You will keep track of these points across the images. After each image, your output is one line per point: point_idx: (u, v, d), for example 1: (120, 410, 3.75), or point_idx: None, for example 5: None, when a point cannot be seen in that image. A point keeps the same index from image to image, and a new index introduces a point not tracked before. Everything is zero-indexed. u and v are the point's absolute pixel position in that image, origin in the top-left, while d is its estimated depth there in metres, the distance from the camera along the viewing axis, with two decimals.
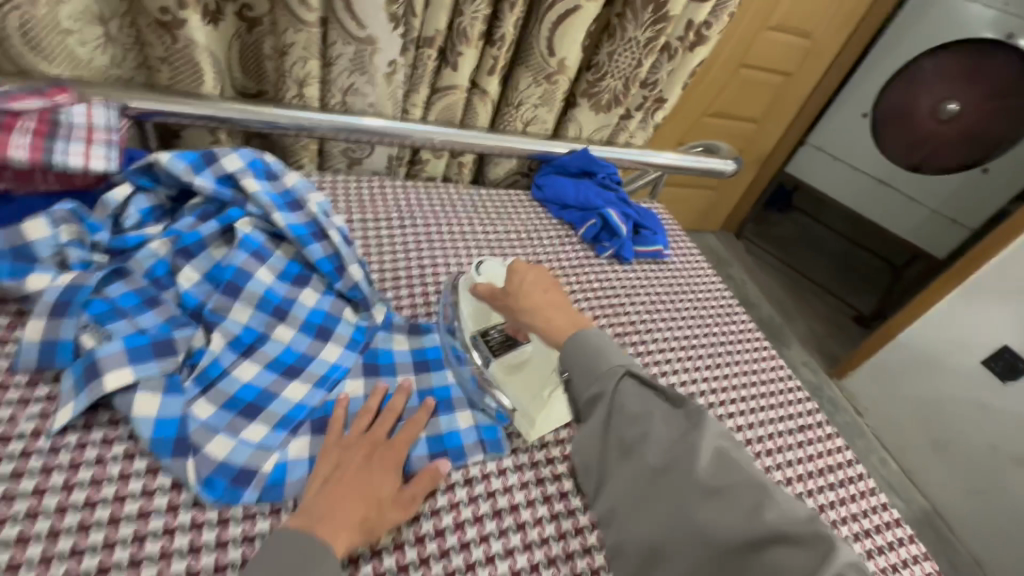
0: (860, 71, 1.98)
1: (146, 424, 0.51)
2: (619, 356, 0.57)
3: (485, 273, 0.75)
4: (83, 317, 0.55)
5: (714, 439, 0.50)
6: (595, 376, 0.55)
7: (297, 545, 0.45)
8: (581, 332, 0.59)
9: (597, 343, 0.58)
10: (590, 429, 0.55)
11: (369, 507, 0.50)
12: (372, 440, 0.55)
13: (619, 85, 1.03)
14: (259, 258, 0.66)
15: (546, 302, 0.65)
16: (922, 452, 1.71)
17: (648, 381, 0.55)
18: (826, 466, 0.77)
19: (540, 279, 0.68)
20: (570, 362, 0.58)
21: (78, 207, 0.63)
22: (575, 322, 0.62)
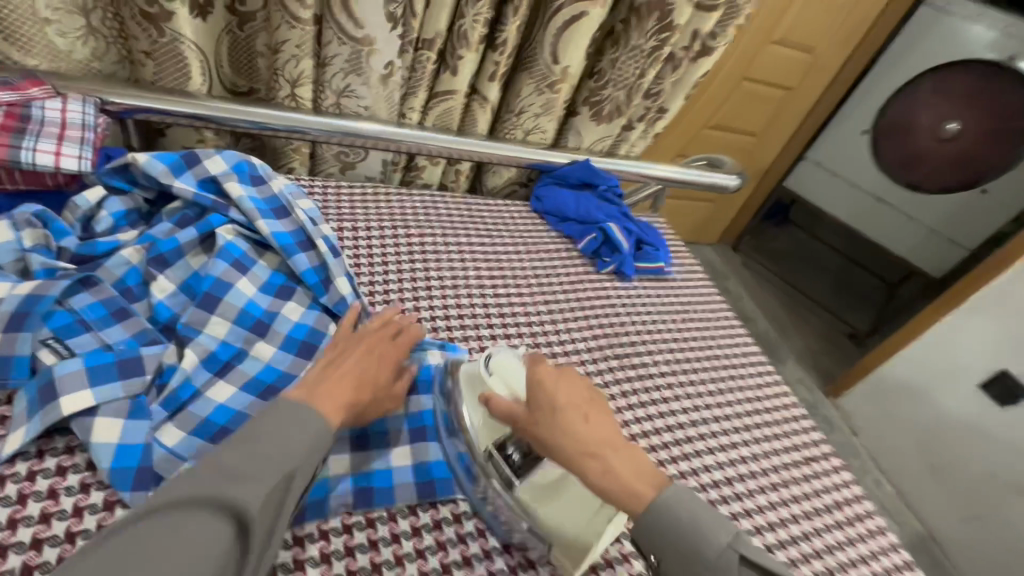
0: (859, 91, 1.97)
1: (106, 453, 0.47)
2: (724, 531, 0.47)
3: (496, 369, 0.59)
4: (43, 331, 0.51)
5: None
6: (704, 569, 0.45)
7: (299, 415, 0.46)
8: (661, 497, 0.48)
9: (689, 513, 0.47)
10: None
11: (365, 393, 0.52)
12: (376, 338, 0.58)
13: (621, 95, 1.00)
14: (240, 268, 0.62)
15: (604, 437, 0.52)
16: (918, 476, 1.69)
17: (768, 563, 0.45)
18: (832, 502, 0.74)
19: (575, 399, 0.54)
20: (659, 546, 0.47)
21: (46, 210, 0.59)
22: (638, 469, 0.50)
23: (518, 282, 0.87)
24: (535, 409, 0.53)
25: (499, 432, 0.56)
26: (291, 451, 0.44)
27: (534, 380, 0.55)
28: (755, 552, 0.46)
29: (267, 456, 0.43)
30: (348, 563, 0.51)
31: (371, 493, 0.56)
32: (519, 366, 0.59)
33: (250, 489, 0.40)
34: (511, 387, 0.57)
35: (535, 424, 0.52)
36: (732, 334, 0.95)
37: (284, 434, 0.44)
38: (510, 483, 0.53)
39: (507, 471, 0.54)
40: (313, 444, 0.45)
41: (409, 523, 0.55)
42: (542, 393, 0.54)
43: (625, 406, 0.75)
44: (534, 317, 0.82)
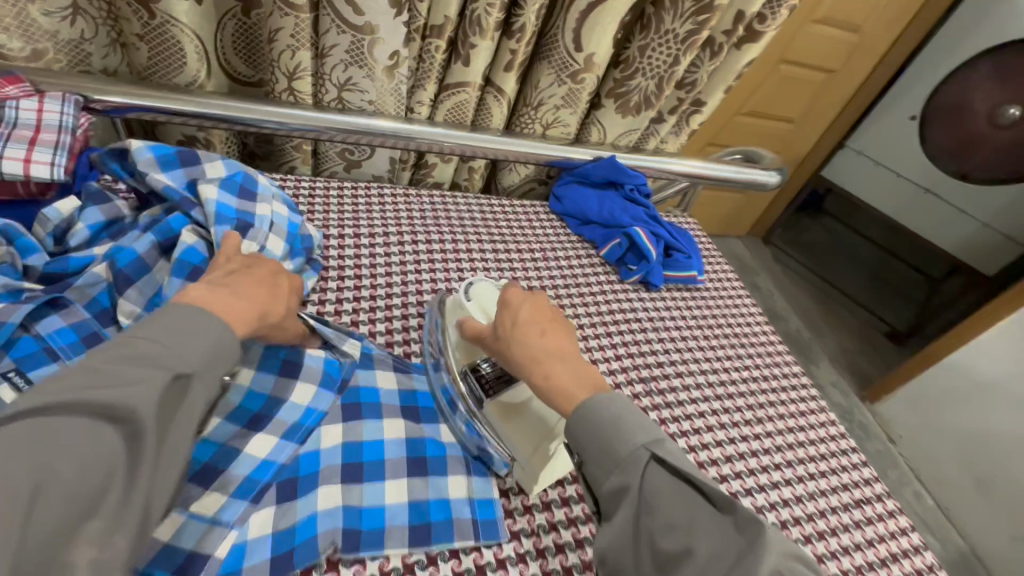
0: (909, 71, 1.81)
1: None
2: (646, 433, 0.42)
3: (475, 297, 0.63)
4: (4, 363, 0.47)
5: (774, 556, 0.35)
6: (615, 465, 0.41)
7: (200, 323, 0.41)
8: (589, 397, 0.45)
9: (616, 413, 0.44)
10: (612, 535, 0.40)
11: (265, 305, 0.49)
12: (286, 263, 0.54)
13: (652, 85, 0.90)
14: (199, 279, 0.56)
15: (564, 350, 0.51)
16: (963, 491, 1.57)
17: (686, 469, 0.40)
18: (888, 552, 0.65)
19: (538, 317, 0.54)
20: (579, 441, 0.44)
21: (11, 224, 0.53)
22: (580, 377, 0.48)
23: (534, 294, 0.80)
24: (497, 327, 0.54)
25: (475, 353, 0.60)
26: (189, 354, 0.39)
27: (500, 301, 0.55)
28: (675, 457, 0.41)
29: (163, 356, 0.38)
30: None
31: (359, 536, 0.49)
32: (495, 292, 0.63)
33: (137, 389, 0.35)
34: (485, 310, 0.62)
35: (497, 341, 0.54)
36: (771, 351, 0.85)
37: (182, 338, 0.39)
38: (479, 400, 0.57)
39: (479, 392, 0.57)
40: (217, 344, 0.41)
41: None
42: (505, 312, 0.54)
43: None
44: None
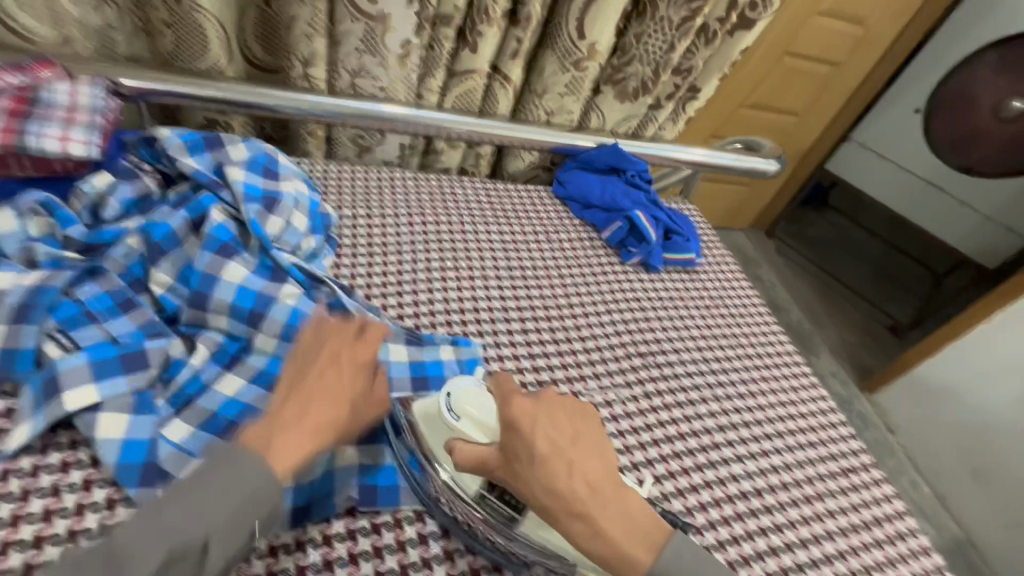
0: (916, 62, 1.84)
1: (111, 449, 0.46)
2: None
3: (463, 410, 0.49)
4: (48, 324, 0.50)
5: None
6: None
7: (232, 469, 0.38)
8: (660, 550, 0.44)
9: (691, 566, 0.44)
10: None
11: (342, 409, 0.44)
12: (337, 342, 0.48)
13: (649, 71, 0.93)
14: (225, 254, 0.58)
15: (598, 479, 0.45)
16: (958, 478, 1.59)
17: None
18: (871, 517, 0.69)
19: (559, 437, 0.46)
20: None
21: (51, 198, 0.57)
22: (627, 517, 0.44)
23: (538, 273, 0.83)
24: (510, 452, 0.45)
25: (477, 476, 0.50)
26: (214, 513, 0.37)
27: (506, 422, 0.46)
28: None
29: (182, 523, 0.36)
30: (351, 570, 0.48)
31: (375, 491, 0.52)
32: (485, 394, 0.51)
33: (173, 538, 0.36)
34: (482, 427, 0.49)
35: (513, 479, 0.45)
36: (765, 331, 0.89)
37: (208, 492, 0.37)
38: (512, 520, 0.49)
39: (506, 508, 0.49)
40: (255, 493, 0.38)
41: (416, 530, 0.52)
42: (517, 438, 0.45)
43: (648, 407, 0.70)
44: (554, 312, 0.78)
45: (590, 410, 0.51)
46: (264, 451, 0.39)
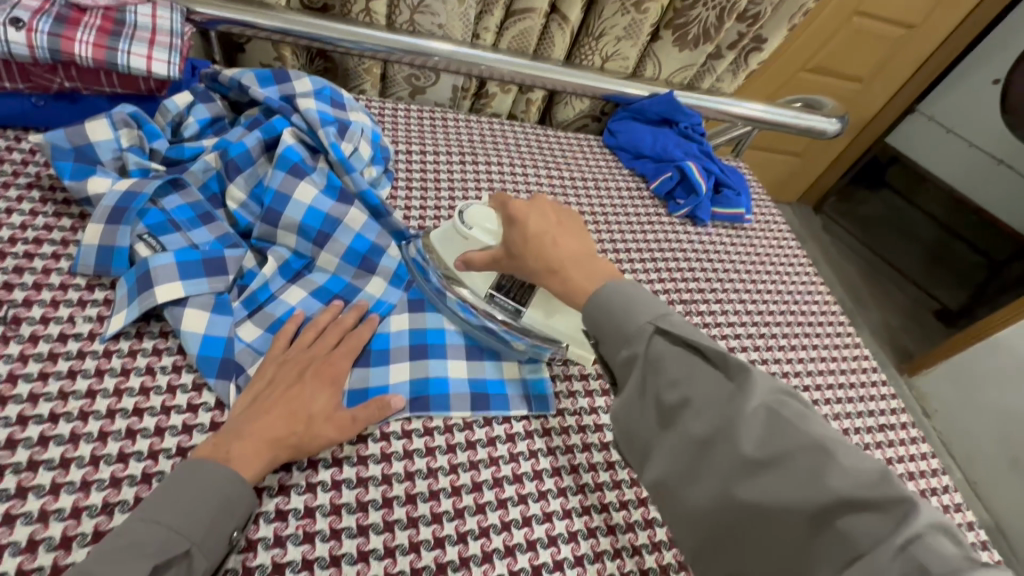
0: (993, 34, 1.74)
1: (194, 340, 0.51)
2: (649, 306, 0.44)
3: (472, 221, 0.59)
4: (139, 227, 0.55)
5: (765, 394, 0.38)
6: (623, 338, 0.43)
7: (202, 474, 0.41)
8: (601, 286, 0.46)
9: (621, 294, 0.45)
10: (622, 400, 0.42)
11: (297, 425, 0.46)
12: (315, 352, 0.52)
13: (712, 16, 0.90)
14: (296, 174, 0.61)
15: (578, 250, 0.51)
16: (993, 464, 1.49)
17: (688, 335, 0.42)
18: (905, 470, 0.67)
19: (545, 223, 0.53)
20: (589, 324, 0.45)
21: (139, 111, 0.61)
22: (591, 269, 0.49)
23: (584, 218, 0.83)
24: (510, 244, 0.54)
25: (489, 277, 0.60)
26: (191, 527, 0.39)
27: (506, 219, 0.54)
28: (679, 326, 0.42)
29: (164, 530, 0.39)
30: (406, 464, 0.50)
31: (427, 401, 0.54)
32: (490, 209, 0.60)
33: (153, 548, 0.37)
34: (490, 231, 0.58)
35: (513, 258, 0.54)
36: (812, 292, 0.87)
37: (182, 500, 0.40)
38: (518, 310, 0.59)
39: (512, 301, 0.59)
40: (229, 498, 0.41)
41: (465, 436, 0.54)
42: (515, 229, 0.53)
43: None
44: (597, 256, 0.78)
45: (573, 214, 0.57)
46: (225, 463, 0.43)
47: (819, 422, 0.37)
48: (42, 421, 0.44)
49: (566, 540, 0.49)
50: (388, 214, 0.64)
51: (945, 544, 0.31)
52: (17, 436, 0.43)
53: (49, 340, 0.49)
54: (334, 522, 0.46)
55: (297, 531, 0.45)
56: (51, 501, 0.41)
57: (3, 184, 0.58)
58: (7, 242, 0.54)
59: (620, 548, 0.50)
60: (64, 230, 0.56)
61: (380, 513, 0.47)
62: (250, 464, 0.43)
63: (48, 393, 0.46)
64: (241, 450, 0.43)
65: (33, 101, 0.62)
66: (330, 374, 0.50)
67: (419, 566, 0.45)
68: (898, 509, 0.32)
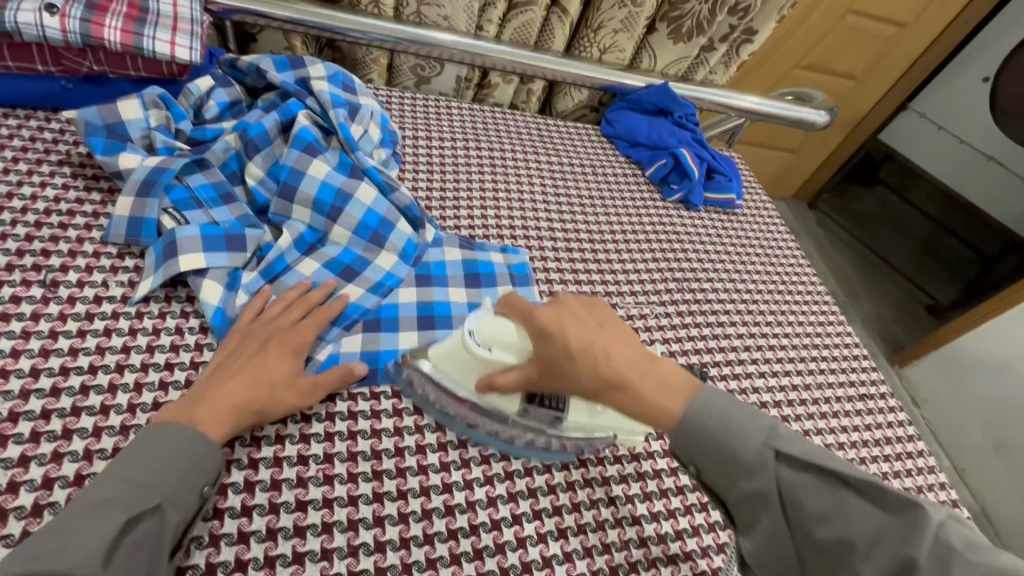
0: (984, 32, 1.77)
1: (209, 309, 0.54)
2: (758, 429, 0.42)
3: (486, 338, 0.50)
4: (165, 200, 0.59)
5: (928, 525, 0.34)
6: (741, 471, 0.41)
7: (175, 435, 0.43)
8: (686, 402, 0.44)
9: (721, 415, 0.43)
10: (764, 539, 0.41)
11: (260, 391, 0.48)
12: (282, 322, 0.53)
13: (704, 10, 0.94)
14: (311, 152, 0.65)
15: (636, 360, 0.46)
16: (980, 450, 1.54)
17: (813, 458, 0.40)
18: (883, 435, 0.72)
19: (587, 331, 0.47)
20: (693, 453, 0.43)
21: (167, 94, 0.65)
22: (664, 384, 0.45)
23: (583, 202, 0.87)
24: (550, 360, 0.47)
25: (516, 395, 0.52)
26: (163, 483, 0.40)
27: (538, 333, 0.48)
28: (798, 448, 0.40)
29: (134, 488, 0.39)
30: (416, 419, 0.55)
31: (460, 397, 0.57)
32: (502, 318, 0.50)
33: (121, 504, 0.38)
34: (510, 347, 0.50)
35: (555, 375, 0.47)
36: (799, 274, 0.91)
37: (153, 460, 0.41)
38: (557, 420, 0.52)
39: (550, 412, 0.53)
40: (199, 457, 0.43)
41: None
42: (553, 345, 0.47)
43: (679, 324, 0.75)
44: (594, 237, 0.82)
45: (601, 303, 0.52)
46: (189, 423, 0.44)
47: (996, 546, 0.34)
48: (83, 372, 0.48)
49: (564, 489, 0.54)
50: (398, 193, 0.68)
51: None
52: (60, 385, 0.47)
53: (85, 302, 0.53)
54: (351, 467, 0.50)
55: (318, 474, 0.49)
56: (93, 442, 0.45)
57: (36, 160, 0.62)
58: (42, 213, 0.57)
59: (614, 497, 0.54)
60: (95, 204, 0.60)
61: (393, 461, 0.51)
62: (215, 426, 0.45)
63: (87, 347, 0.50)
64: (205, 414, 0.45)
65: (62, 83, 0.66)
66: (294, 344, 0.52)
67: (429, 508, 0.49)
68: None
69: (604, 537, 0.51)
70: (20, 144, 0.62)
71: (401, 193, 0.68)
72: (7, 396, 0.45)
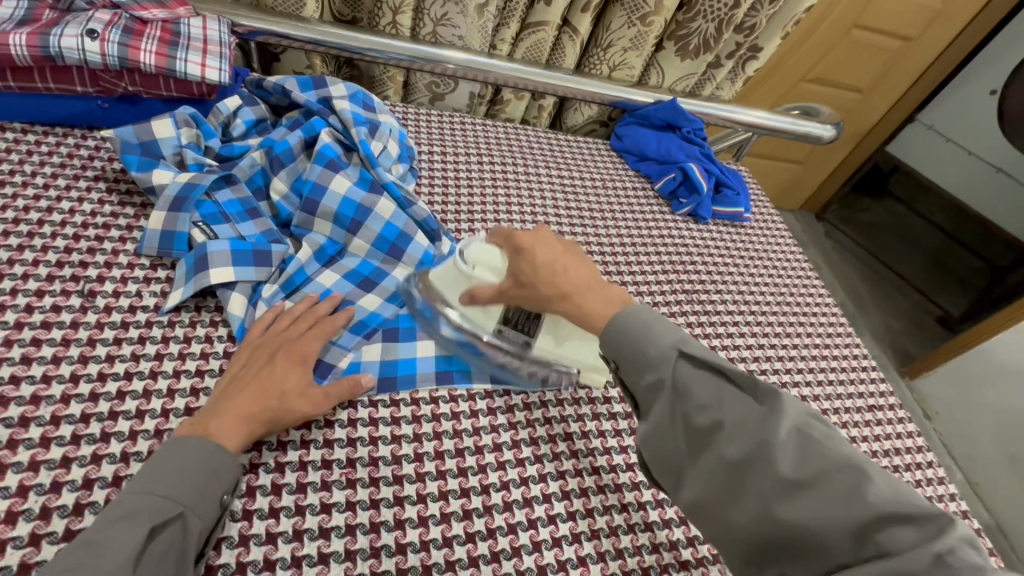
0: (990, 46, 1.78)
1: (235, 321, 0.57)
2: (670, 333, 0.46)
3: (475, 260, 0.59)
4: (195, 215, 0.62)
5: (796, 416, 0.39)
6: (647, 364, 0.45)
7: (193, 446, 0.44)
8: (618, 312, 0.49)
9: (642, 320, 0.47)
10: (652, 424, 0.44)
11: (270, 400, 0.49)
12: (294, 333, 0.55)
13: (712, 28, 0.97)
14: (333, 168, 0.67)
15: (588, 279, 0.53)
16: (994, 465, 1.52)
17: (711, 359, 0.44)
18: (892, 446, 0.72)
19: (552, 253, 0.55)
20: (613, 349, 0.47)
21: (197, 113, 0.68)
22: (606, 297, 0.51)
23: (594, 215, 0.89)
24: (519, 273, 0.55)
25: (495, 313, 0.59)
26: (183, 493, 0.42)
27: (512, 249, 0.56)
28: (700, 350, 0.45)
29: (158, 498, 0.41)
30: (434, 425, 0.57)
31: (451, 375, 0.60)
32: (490, 245, 0.59)
33: (145, 515, 0.40)
34: (494, 269, 0.58)
35: (523, 287, 0.54)
36: (808, 286, 0.92)
37: (174, 470, 0.43)
38: (528, 342, 0.60)
39: (521, 333, 0.60)
40: (217, 466, 0.44)
41: (486, 403, 0.60)
42: (522, 259, 0.54)
43: (688, 334, 0.77)
44: (605, 249, 0.84)
45: (573, 245, 0.60)
46: (202, 435, 0.45)
47: (845, 443, 0.39)
48: (119, 377, 0.51)
49: (577, 494, 0.55)
50: (415, 206, 0.71)
51: (972, 556, 0.32)
52: (98, 390, 0.50)
53: (120, 310, 0.55)
54: (373, 471, 0.52)
55: (341, 478, 0.51)
56: (130, 445, 0.47)
57: (74, 176, 0.65)
58: (79, 226, 0.60)
59: (627, 503, 0.56)
60: (129, 217, 0.63)
61: (412, 466, 0.53)
62: (229, 437, 0.46)
63: (123, 354, 0.52)
64: (218, 427, 0.46)
65: (99, 103, 0.69)
66: (299, 354, 0.53)
67: (448, 511, 0.51)
68: (934, 523, 0.33)
69: (616, 543, 0.53)
70: (58, 160, 0.66)
71: (418, 207, 0.71)
72: (48, 400, 0.48)
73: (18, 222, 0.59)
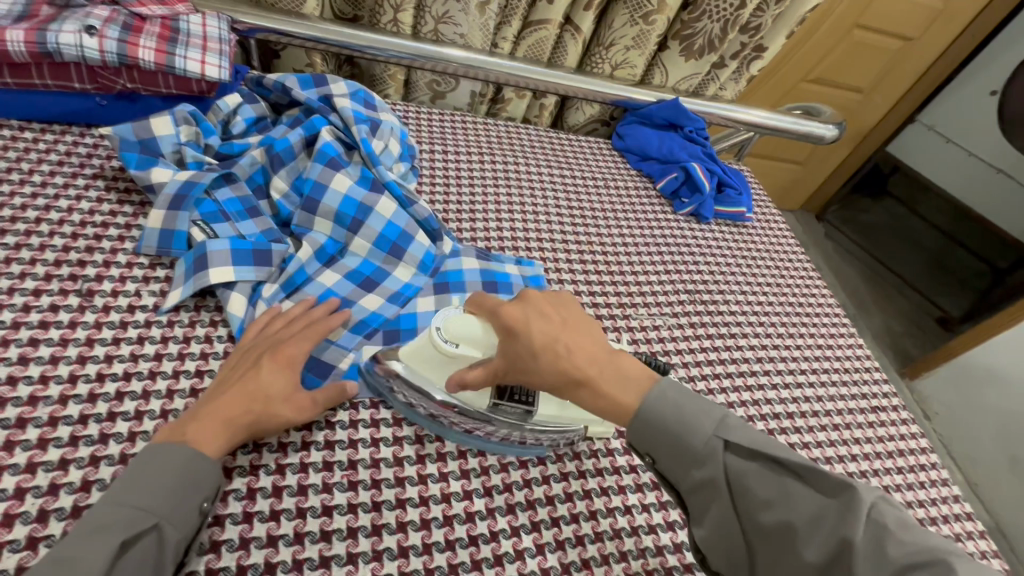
0: (991, 46, 1.78)
1: (235, 321, 0.56)
2: (711, 421, 0.44)
3: (452, 335, 0.51)
4: (194, 214, 0.61)
5: (867, 507, 0.38)
6: (694, 460, 0.43)
7: (169, 454, 0.42)
8: (643, 395, 0.46)
9: (676, 408, 0.45)
10: (713, 525, 0.43)
11: (252, 404, 0.47)
12: (285, 333, 0.54)
13: (715, 27, 0.96)
14: (333, 166, 0.67)
15: (598, 351, 0.48)
16: (995, 466, 1.51)
17: (761, 449, 0.42)
18: (895, 447, 0.72)
19: (551, 326, 0.49)
20: (650, 445, 0.45)
21: (197, 111, 0.68)
22: (621, 376, 0.47)
23: (595, 214, 0.89)
24: (514, 358, 0.48)
25: (487, 389, 0.53)
26: (159, 503, 0.41)
27: (505, 330, 0.49)
28: (746, 438, 0.43)
29: (133, 509, 0.40)
30: (436, 427, 0.56)
31: None
32: (466, 314, 0.52)
33: (117, 528, 0.38)
34: (476, 342, 0.51)
35: (524, 370, 0.48)
36: (810, 287, 0.92)
37: (149, 479, 0.41)
38: (528, 412, 0.54)
39: (519, 404, 0.54)
40: (196, 474, 0.43)
41: None
42: (518, 342, 0.48)
43: (691, 335, 0.76)
44: (607, 249, 0.84)
45: (569, 298, 0.54)
46: (181, 440, 0.44)
47: (921, 528, 0.37)
48: (118, 378, 0.50)
49: (581, 497, 0.55)
50: (417, 205, 0.70)
51: None
52: (97, 391, 0.49)
53: (119, 310, 0.55)
54: (375, 473, 0.51)
55: (342, 480, 0.50)
56: (129, 446, 0.47)
57: (72, 174, 0.64)
58: (77, 225, 0.60)
59: (630, 505, 0.55)
60: (128, 216, 0.62)
61: (415, 467, 0.53)
62: (210, 441, 0.45)
63: (122, 354, 0.52)
64: (196, 431, 0.45)
65: (97, 100, 0.69)
66: (288, 355, 0.51)
67: (451, 514, 0.51)
68: None
69: (620, 545, 0.52)
70: (56, 158, 0.65)
71: (419, 206, 0.70)
72: (46, 401, 0.47)
73: (16, 220, 0.58)
